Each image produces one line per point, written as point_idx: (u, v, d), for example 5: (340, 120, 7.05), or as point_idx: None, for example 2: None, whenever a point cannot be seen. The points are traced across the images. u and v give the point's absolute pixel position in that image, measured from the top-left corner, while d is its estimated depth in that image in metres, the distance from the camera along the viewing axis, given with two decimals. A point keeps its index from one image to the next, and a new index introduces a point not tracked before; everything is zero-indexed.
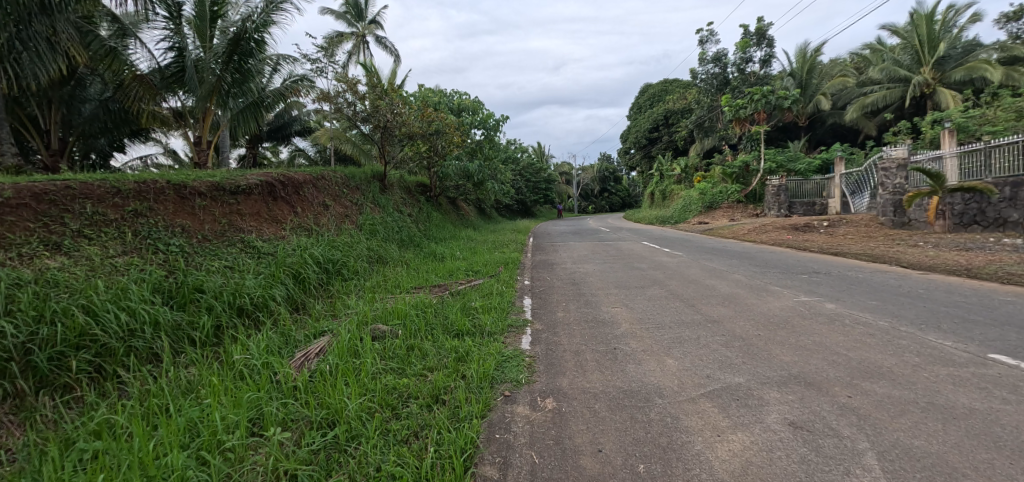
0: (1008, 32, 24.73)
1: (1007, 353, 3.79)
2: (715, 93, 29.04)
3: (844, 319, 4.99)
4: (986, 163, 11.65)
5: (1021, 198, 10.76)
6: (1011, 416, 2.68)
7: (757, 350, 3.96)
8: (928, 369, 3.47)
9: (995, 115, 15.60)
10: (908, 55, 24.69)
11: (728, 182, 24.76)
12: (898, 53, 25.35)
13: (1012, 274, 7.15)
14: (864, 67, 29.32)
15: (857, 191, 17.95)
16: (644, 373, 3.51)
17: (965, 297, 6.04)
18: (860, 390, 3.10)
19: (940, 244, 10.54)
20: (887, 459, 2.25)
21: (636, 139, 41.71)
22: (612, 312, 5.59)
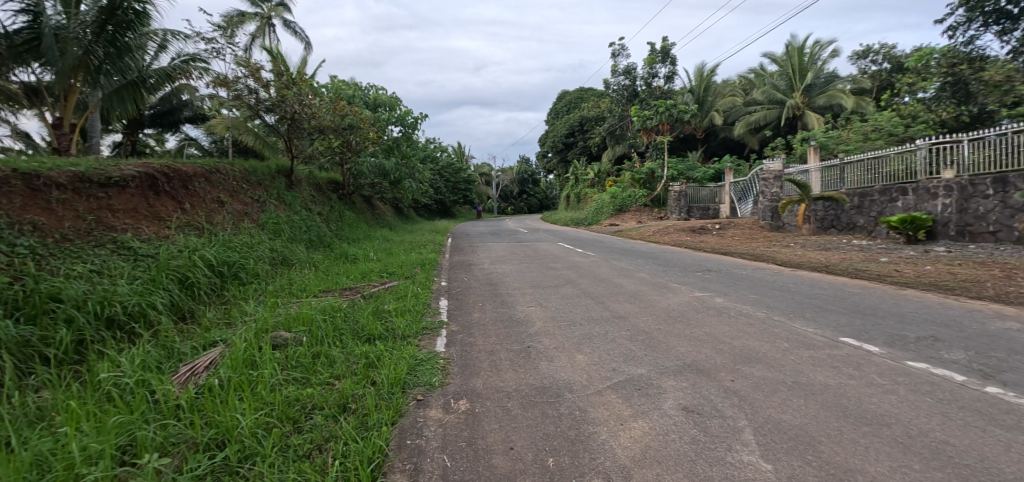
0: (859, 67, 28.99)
1: (853, 336, 4.49)
2: (626, 103, 30.59)
3: (730, 312, 5.55)
4: (841, 177, 13.65)
5: (864, 206, 12.81)
6: (854, 389, 3.18)
7: (658, 342, 4.29)
8: (795, 352, 3.99)
9: (847, 136, 18.37)
10: (784, 81, 28.21)
11: (636, 187, 26.60)
12: (776, 78, 28.84)
13: (859, 271, 8.45)
14: (750, 88, 32.95)
15: (743, 198, 20.11)
16: (555, 369, 3.62)
17: (824, 289, 7.05)
18: (740, 374, 3.48)
19: (807, 245, 12.20)
20: (762, 433, 2.55)
21: (553, 144, 43.11)
22: (527, 311, 5.71)
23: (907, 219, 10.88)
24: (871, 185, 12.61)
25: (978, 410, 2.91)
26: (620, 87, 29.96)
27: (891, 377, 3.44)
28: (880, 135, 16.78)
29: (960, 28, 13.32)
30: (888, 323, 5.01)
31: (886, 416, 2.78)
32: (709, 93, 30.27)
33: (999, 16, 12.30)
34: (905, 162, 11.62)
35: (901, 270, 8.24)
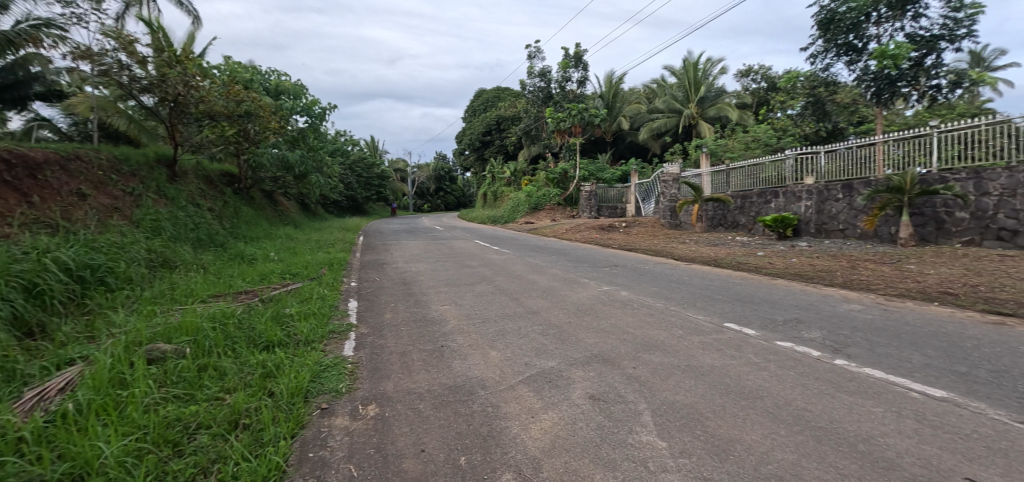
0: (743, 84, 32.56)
1: (735, 322, 5.04)
2: (541, 104, 31.41)
3: (633, 303, 5.96)
4: (726, 181, 15.27)
5: (745, 207, 14.48)
6: (734, 369, 3.58)
7: (567, 335, 4.47)
8: (688, 338, 4.39)
9: (732, 144, 20.58)
10: (681, 92, 30.82)
11: (549, 186, 27.52)
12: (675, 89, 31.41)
13: (741, 263, 9.53)
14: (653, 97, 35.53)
15: (646, 198, 21.68)
16: (469, 367, 3.62)
17: (712, 281, 7.85)
18: (641, 361, 3.74)
19: (699, 241, 13.49)
20: (659, 414, 2.77)
21: (470, 141, 43.08)
22: (441, 309, 5.65)
23: (778, 219, 12.44)
24: (750, 189, 14.27)
25: (829, 380, 3.42)
26: (535, 88, 30.70)
27: (764, 355, 3.92)
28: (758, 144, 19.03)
29: (819, 56, 15.51)
30: (763, 308, 5.70)
31: (759, 391, 3.16)
32: (617, 100, 32.22)
33: (848, 48, 14.50)
34: (777, 169, 13.32)
35: (773, 262, 9.44)
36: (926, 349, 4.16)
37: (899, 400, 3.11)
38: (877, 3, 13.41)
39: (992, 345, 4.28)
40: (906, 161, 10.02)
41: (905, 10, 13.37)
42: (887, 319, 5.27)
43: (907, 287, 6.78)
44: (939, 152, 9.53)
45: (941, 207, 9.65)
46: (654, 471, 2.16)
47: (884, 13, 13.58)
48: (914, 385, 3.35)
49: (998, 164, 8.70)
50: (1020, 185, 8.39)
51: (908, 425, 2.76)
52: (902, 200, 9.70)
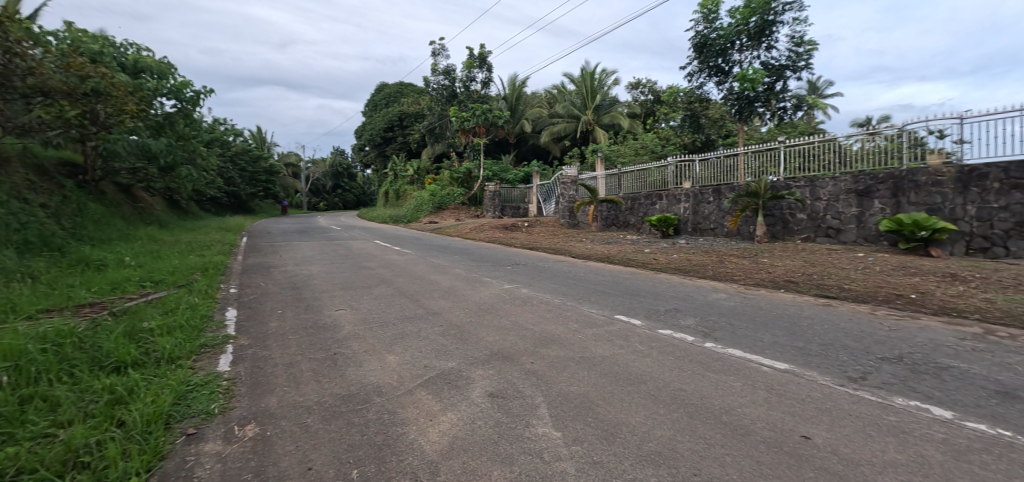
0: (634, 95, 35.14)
1: (624, 314, 5.44)
2: (445, 103, 31.04)
3: (533, 300, 6.15)
4: (618, 184, 16.46)
5: (634, 208, 15.74)
6: (622, 357, 3.87)
7: (468, 334, 4.47)
8: (582, 331, 4.65)
9: (624, 150, 22.21)
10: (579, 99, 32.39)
11: (454, 185, 27.45)
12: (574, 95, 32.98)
13: (630, 260, 10.33)
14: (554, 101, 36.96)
15: (547, 199, 22.54)
16: (364, 373, 3.45)
17: (605, 277, 8.38)
18: (539, 356, 3.87)
19: (595, 240, 14.37)
20: (554, 406, 2.89)
21: (370, 137, 41.24)
22: (336, 314, 5.32)
23: (661, 219, 13.69)
24: (638, 191, 15.55)
25: (700, 361, 3.85)
26: (439, 86, 30.30)
27: (648, 343, 4.30)
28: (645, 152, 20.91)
29: (695, 74, 17.36)
30: (648, 300, 6.23)
31: (643, 377, 3.45)
32: (520, 103, 33.26)
33: (716, 70, 16.44)
34: (661, 174, 14.68)
35: (658, 258, 10.38)
36: (774, 330, 4.88)
37: (754, 374, 3.60)
38: (739, 33, 15.40)
39: (822, 323, 5.15)
40: (761, 170, 11.63)
41: (762, 40, 15.44)
42: (746, 305, 6.08)
43: (762, 277, 7.88)
44: (786, 163, 11.21)
45: (786, 210, 11.37)
46: (549, 460, 2.25)
47: (745, 42, 15.59)
48: (765, 361, 3.90)
49: (827, 175, 10.50)
50: (842, 192, 10.22)
51: (760, 395, 3.21)
52: (758, 203, 11.25)
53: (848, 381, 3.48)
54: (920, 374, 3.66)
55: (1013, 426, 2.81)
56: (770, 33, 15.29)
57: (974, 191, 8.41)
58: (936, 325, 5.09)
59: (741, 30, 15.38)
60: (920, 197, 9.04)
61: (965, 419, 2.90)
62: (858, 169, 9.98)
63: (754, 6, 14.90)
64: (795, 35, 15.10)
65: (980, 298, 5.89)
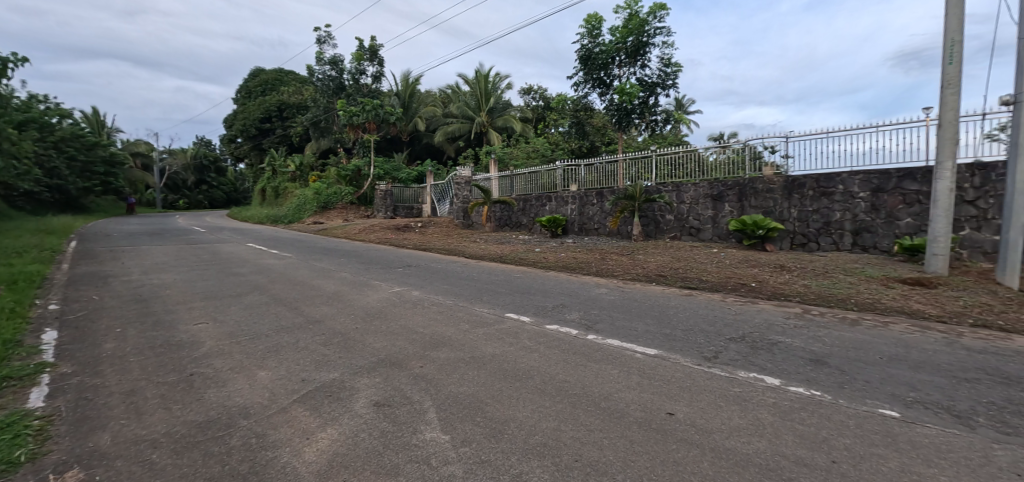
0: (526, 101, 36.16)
1: (514, 312, 5.59)
2: (332, 95, 28.96)
3: (424, 303, 6.02)
4: (511, 185, 16.87)
5: (526, 208, 16.30)
6: (511, 354, 3.98)
7: (353, 342, 4.23)
8: (473, 331, 4.67)
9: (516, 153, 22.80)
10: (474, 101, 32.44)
11: (341, 183, 25.95)
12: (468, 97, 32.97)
13: (522, 259, 10.66)
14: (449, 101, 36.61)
15: (441, 199, 22.29)
16: (229, 394, 3.07)
17: (497, 276, 8.54)
18: (429, 359, 3.80)
19: (489, 240, 14.57)
20: (443, 409, 2.86)
21: (243, 128, 37.05)
22: (196, 329, 4.67)
23: (551, 220, 14.31)
24: (530, 193, 16.12)
25: (582, 353, 4.10)
26: (325, 77, 28.22)
27: (535, 338, 4.48)
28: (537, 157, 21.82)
29: (581, 84, 18.48)
30: (537, 298, 6.48)
31: (530, 372, 3.58)
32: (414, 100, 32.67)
33: (599, 82, 17.67)
34: (550, 177, 15.38)
35: (548, 257, 10.86)
36: (646, 319, 5.39)
37: (628, 361, 3.94)
38: (619, 50, 16.79)
39: (684, 311, 5.83)
40: (638, 176, 12.78)
41: (637, 59, 16.92)
42: (624, 298, 6.64)
43: (637, 273, 8.67)
44: (657, 170, 12.44)
45: (658, 212, 12.64)
46: (436, 466, 2.21)
47: (623, 59, 17.00)
48: (638, 348, 4.30)
49: (689, 181, 11.86)
50: (701, 196, 11.65)
51: (632, 380, 3.52)
52: (634, 206, 12.36)
53: (704, 361, 3.98)
54: (757, 349, 4.32)
55: (822, 386, 3.45)
56: (644, 53, 16.82)
57: (797, 197, 10.17)
58: (770, 308, 6.06)
59: (620, 48, 16.77)
60: (759, 202, 10.68)
61: (789, 384, 3.49)
62: (714, 177, 11.44)
63: (631, 27, 16.32)
64: (664, 57, 16.83)
65: (801, 284, 7.14)
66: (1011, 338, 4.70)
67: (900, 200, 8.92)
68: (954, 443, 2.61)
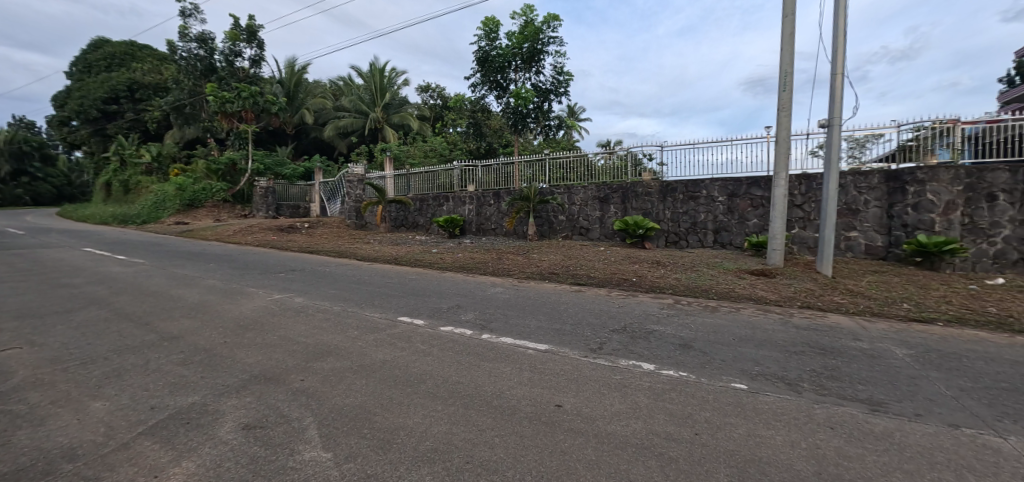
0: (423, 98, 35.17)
1: (408, 315, 5.43)
2: (198, 78, 25.49)
3: (309, 310, 5.58)
4: (407, 185, 16.38)
5: (423, 208, 16.00)
6: (403, 359, 3.86)
7: (220, 359, 3.76)
8: (362, 338, 4.43)
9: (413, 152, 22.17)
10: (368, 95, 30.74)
11: (212, 178, 23.11)
12: (362, 90, 31.20)
13: (418, 260, 10.41)
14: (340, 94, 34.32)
15: (331, 197, 20.83)
16: (48, 434, 2.52)
17: (391, 279, 8.23)
18: (311, 371, 3.52)
19: (383, 241, 13.99)
20: (326, 424, 2.66)
21: (79, 109, 31.02)
22: (3, 356, 3.78)
23: (448, 220, 14.15)
24: (427, 193, 15.83)
25: (476, 352, 4.12)
26: (190, 55, 24.68)
27: (428, 341, 4.40)
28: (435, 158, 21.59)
29: (478, 86, 18.62)
30: (432, 299, 6.38)
31: (423, 376, 3.50)
32: (301, 89, 30.25)
33: (495, 85, 17.96)
34: (447, 177, 15.23)
35: (444, 258, 10.74)
36: (539, 316, 5.59)
37: (520, 358, 4.04)
38: (515, 55, 17.22)
39: (574, 307, 6.16)
40: (533, 178, 13.20)
41: (532, 65, 17.48)
42: (518, 296, 6.81)
43: (531, 271, 8.96)
44: (550, 173, 12.97)
45: (551, 213, 13.20)
46: None
47: (519, 64, 17.46)
48: (530, 344, 4.43)
49: (579, 184, 12.58)
50: (589, 198, 12.44)
51: (524, 375, 3.62)
52: (529, 207, 12.76)
53: (590, 352, 4.23)
54: (636, 338, 4.72)
55: (688, 368, 3.87)
56: (539, 60, 17.41)
57: (670, 199, 11.32)
58: (647, 300, 6.67)
59: (516, 53, 17.19)
60: (639, 204, 11.71)
61: (662, 368, 3.87)
62: (601, 180, 12.25)
63: (526, 34, 16.78)
64: (556, 65, 17.70)
65: (673, 278, 7.96)
66: (826, 316, 5.74)
67: (749, 204, 10.41)
68: (786, 407, 3.10)
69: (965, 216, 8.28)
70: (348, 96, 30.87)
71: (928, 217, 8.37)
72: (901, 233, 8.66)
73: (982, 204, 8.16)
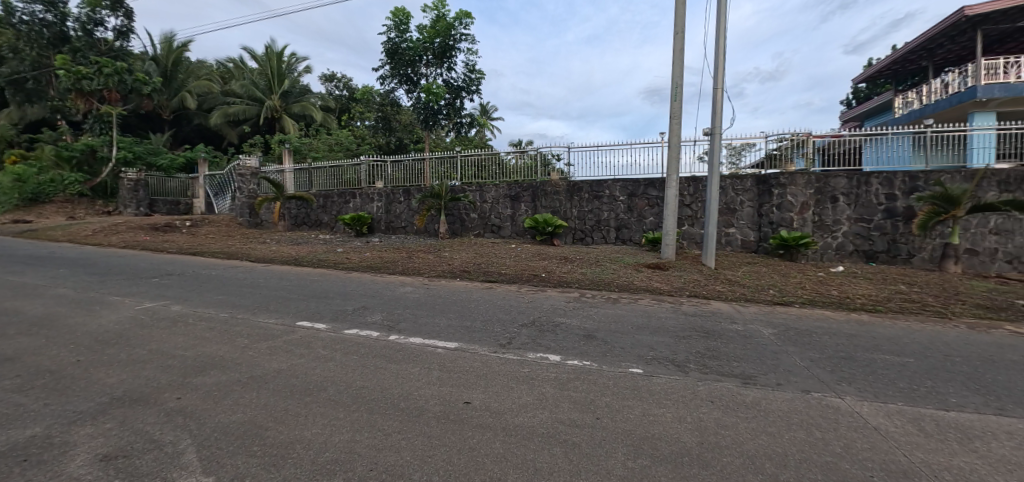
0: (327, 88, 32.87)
1: (307, 319, 5.07)
2: (44, 48, 21.58)
3: (189, 318, 4.97)
4: (308, 180, 15.25)
5: (327, 206, 15.08)
6: (301, 367, 3.60)
7: (72, 381, 3.21)
8: (253, 347, 4.04)
9: (315, 144, 20.71)
10: (263, 81, 28.06)
11: (63, 168, 19.63)
12: (256, 76, 28.44)
13: (320, 261, 9.76)
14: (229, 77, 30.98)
15: (218, 193, 18.81)
16: None
17: (289, 281, 7.64)
18: (189, 388, 3.14)
19: (281, 241, 12.91)
20: (207, 446, 2.38)
21: None
22: None
23: (355, 218, 13.45)
24: (330, 189, 14.91)
25: (382, 355, 3.97)
26: (32, 20, 20.86)
27: (330, 346, 4.14)
28: (341, 149, 20.57)
29: (387, 79, 17.99)
30: (335, 301, 6.04)
31: (322, 384, 3.28)
32: (180, 70, 26.85)
33: (405, 79, 17.51)
34: (354, 173, 14.43)
35: (349, 257, 10.20)
36: (448, 314, 5.54)
37: (428, 357, 3.96)
38: (425, 50, 16.83)
39: (484, 304, 6.19)
40: (445, 176, 13.03)
41: (444, 61, 17.24)
42: (428, 295, 6.67)
43: (442, 269, 8.84)
44: (462, 171, 12.89)
45: (463, 211, 13.16)
46: None
47: (430, 59, 17.11)
48: (439, 343, 4.37)
49: (491, 182, 12.68)
50: (500, 196, 12.60)
51: (433, 375, 3.56)
52: (440, 205, 12.54)
53: (499, 348, 4.29)
54: (543, 332, 4.88)
55: (590, 357, 4.08)
56: (450, 56, 17.20)
57: (577, 198, 11.85)
58: (554, 295, 6.92)
59: (427, 47, 16.80)
60: (548, 203, 12.11)
61: (567, 359, 4.03)
62: (513, 179, 12.44)
63: (438, 29, 16.48)
64: (468, 63, 17.64)
65: (579, 273, 8.34)
66: (710, 303, 6.40)
67: (646, 203, 11.25)
68: (675, 387, 3.40)
69: (815, 215, 9.73)
70: (239, 80, 27.97)
71: (788, 216, 9.70)
72: (768, 229, 9.93)
73: (827, 205, 9.65)
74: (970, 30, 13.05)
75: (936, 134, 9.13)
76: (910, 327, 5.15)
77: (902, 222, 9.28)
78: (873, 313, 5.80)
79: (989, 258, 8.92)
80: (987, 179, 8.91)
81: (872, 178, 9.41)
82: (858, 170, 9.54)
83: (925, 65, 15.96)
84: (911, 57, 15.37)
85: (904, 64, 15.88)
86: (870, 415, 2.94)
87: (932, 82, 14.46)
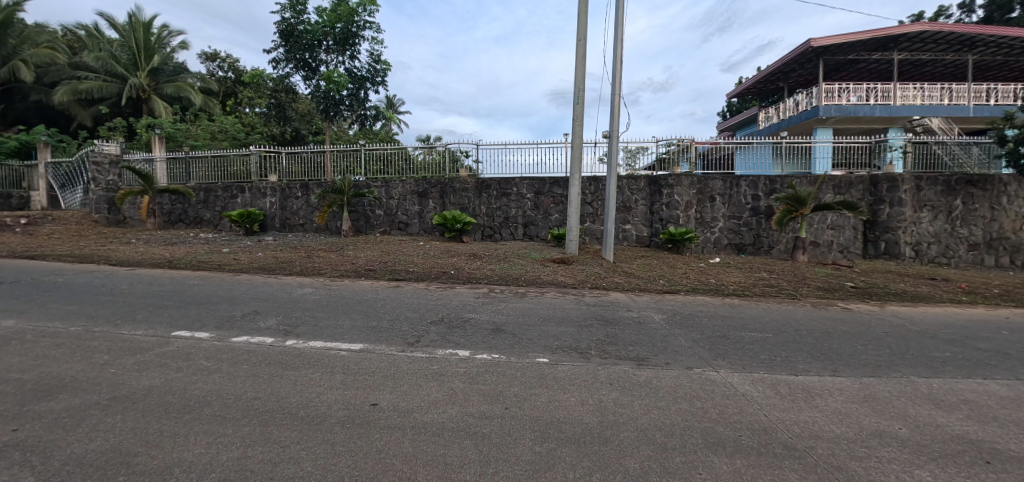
0: (208, 69, 29.30)
1: (185, 328, 4.52)
2: None
3: (27, 335, 4.14)
4: (185, 171, 13.51)
5: (210, 201, 13.52)
6: (180, 381, 3.21)
7: None
8: (117, 363, 3.50)
9: (194, 131, 18.37)
10: (126, 54, 24.22)
11: None
12: (117, 48, 24.47)
13: (201, 262, 8.73)
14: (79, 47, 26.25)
15: (67, 185, 15.96)
16: None
17: (163, 286, 6.72)
18: (30, 417, 2.63)
19: (151, 241, 11.30)
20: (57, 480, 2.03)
21: None
22: None
23: (245, 215, 12.10)
24: (213, 182, 13.39)
25: (279, 362, 3.68)
26: None
27: (215, 356, 3.73)
28: (225, 137, 18.58)
29: (281, 63, 16.60)
30: (220, 307, 5.45)
31: (207, 398, 2.96)
32: (11, 34, 22.22)
33: (303, 65, 16.33)
34: (242, 165, 13.07)
35: (237, 258, 9.25)
36: (353, 315, 5.29)
37: (331, 361, 3.76)
38: (325, 35, 15.75)
39: (391, 303, 5.99)
40: (349, 170, 12.35)
41: (346, 49, 16.27)
42: (330, 296, 6.31)
43: (345, 269, 8.38)
44: (367, 165, 12.32)
45: (367, 207, 12.60)
46: None
47: (331, 45, 16.04)
48: (343, 345, 4.16)
49: (398, 178, 12.30)
50: (408, 193, 12.29)
51: (336, 379, 3.38)
52: (343, 201, 11.83)
53: (408, 347, 4.20)
54: (453, 328, 4.87)
55: (499, 350, 4.16)
56: (353, 44, 16.30)
57: (485, 195, 11.93)
58: (463, 291, 6.92)
59: (327, 32, 15.73)
60: (456, 199, 12.04)
61: (477, 353, 4.07)
62: (421, 175, 12.17)
63: (339, 13, 15.51)
64: (373, 53, 16.88)
65: (488, 269, 8.44)
66: (608, 294, 6.86)
67: (551, 201, 11.70)
68: (578, 373, 3.60)
69: (697, 213, 10.87)
70: (93, 51, 23.85)
71: (676, 213, 10.71)
72: (659, 225, 10.88)
73: (707, 204, 10.83)
74: (814, 57, 15.42)
75: (789, 145, 10.65)
76: (769, 308, 5.99)
77: (764, 218, 10.73)
78: (741, 298, 6.66)
79: (827, 248, 10.69)
80: (826, 184, 10.64)
81: (741, 181, 10.75)
82: (731, 173, 10.81)
83: (782, 86, 18.55)
84: (771, 78, 17.75)
85: (766, 83, 18.29)
86: (739, 384, 3.38)
87: (787, 100, 16.87)
